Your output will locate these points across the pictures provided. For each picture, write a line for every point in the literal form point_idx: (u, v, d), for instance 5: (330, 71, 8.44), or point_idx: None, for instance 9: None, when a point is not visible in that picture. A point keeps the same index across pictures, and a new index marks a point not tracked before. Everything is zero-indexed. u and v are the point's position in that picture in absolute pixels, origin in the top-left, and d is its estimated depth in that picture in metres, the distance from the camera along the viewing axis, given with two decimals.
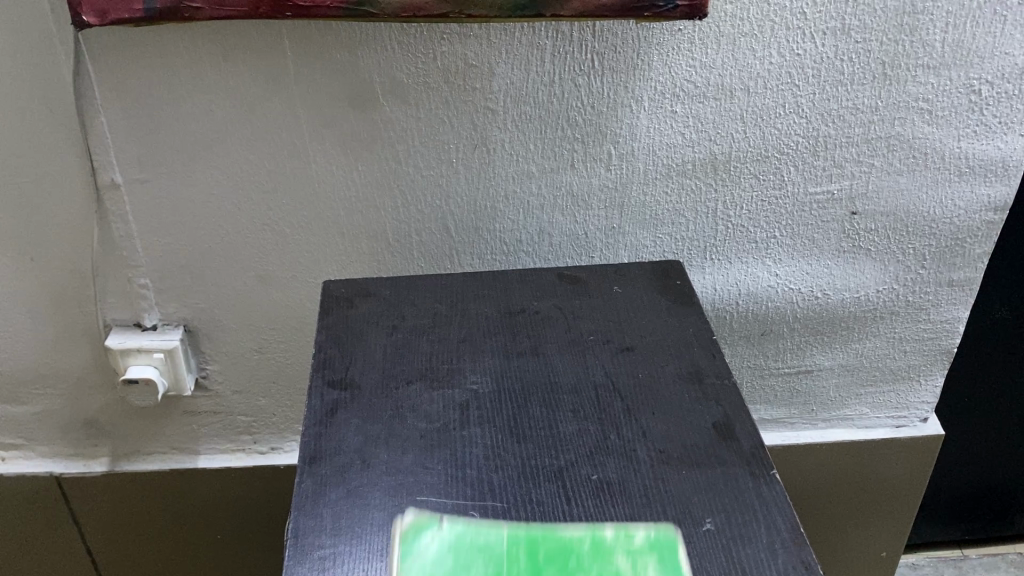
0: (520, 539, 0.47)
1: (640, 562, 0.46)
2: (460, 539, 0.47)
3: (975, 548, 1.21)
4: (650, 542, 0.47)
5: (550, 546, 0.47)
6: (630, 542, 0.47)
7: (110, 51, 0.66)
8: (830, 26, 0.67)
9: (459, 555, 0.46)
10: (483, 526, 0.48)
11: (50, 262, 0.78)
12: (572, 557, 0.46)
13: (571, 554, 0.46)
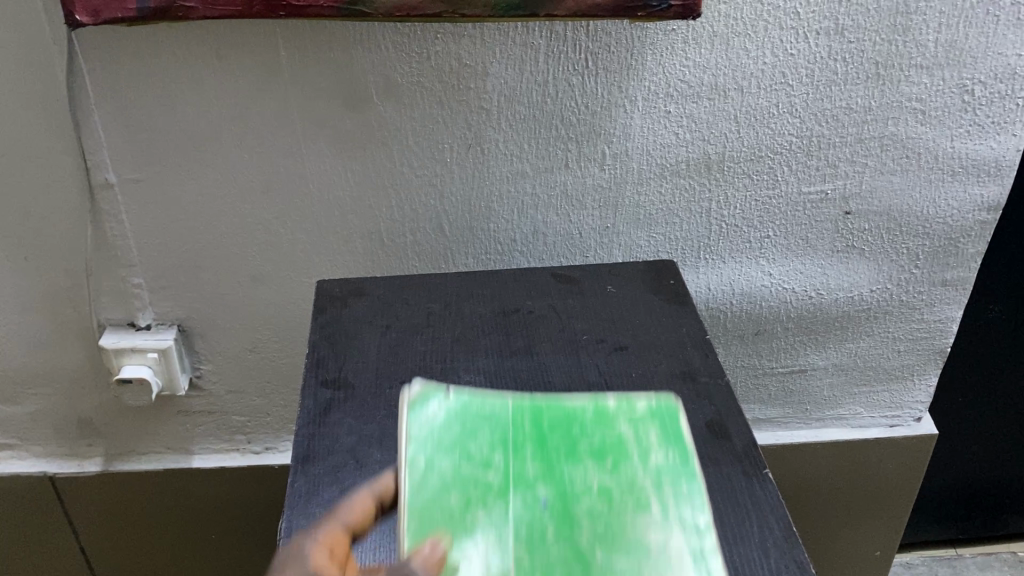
0: (521, 405, 0.49)
1: (644, 435, 0.47)
2: (462, 406, 0.48)
3: (969, 548, 1.22)
4: (654, 413, 0.48)
5: (552, 414, 0.48)
6: (633, 414, 0.48)
7: (104, 49, 0.66)
8: (823, 26, 0.68)
9: (461, 425, 0.47)
10: (483, 396, 0.49)
11: (43, 262, 0.78)
12: (573, 424, 0.48)
13: (572, 420, 0.48)
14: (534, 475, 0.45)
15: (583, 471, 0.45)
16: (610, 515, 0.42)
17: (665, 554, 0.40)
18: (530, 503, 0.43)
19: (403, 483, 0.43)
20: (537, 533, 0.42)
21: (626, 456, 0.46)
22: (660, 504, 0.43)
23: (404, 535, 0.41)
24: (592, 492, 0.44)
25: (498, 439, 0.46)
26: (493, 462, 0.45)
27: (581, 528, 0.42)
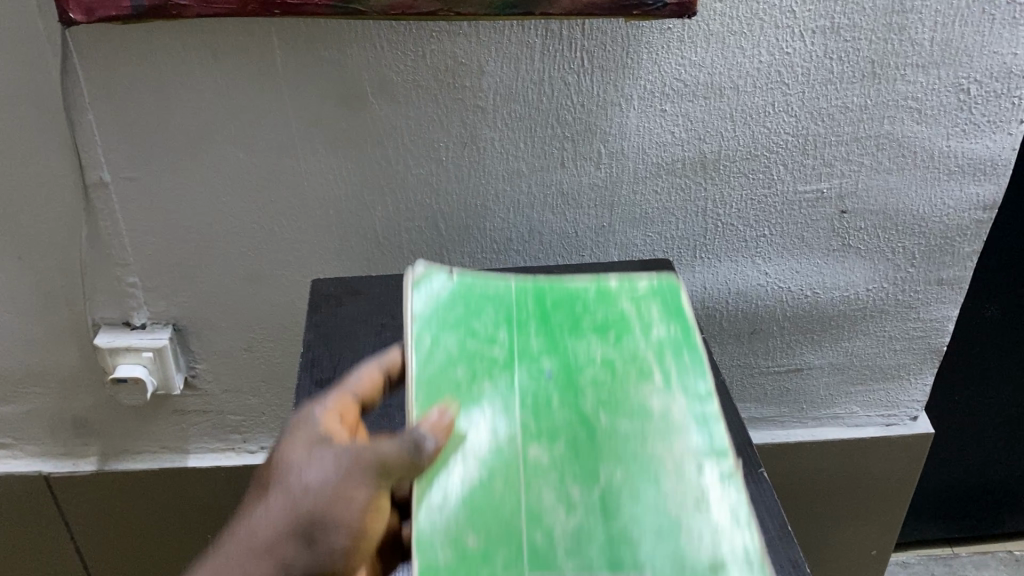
0: (525, 287, 0.59)
1: (644, 310, 0.57)
2: (472, 287, 0.58)
3: (964, 546, 1.23)
4: (654, 293, 0.58)
5: (555, 295, 0.58)
6: (634, 292, 0.59)
7: (98, 48, 0.65)
8: (819, 25, 0.67)
9: (467, 305, 0.56)
10: (485, 279, 0.58)
11: (37, 261, 0.78)
12: (575, 305, 0.58)
13: (574, 300, 0.58)
14: (538, 350, 0.54)
15: (586, 345, 0.55)
16: (613, 382, 0.53)
17: (660, 411, 0.51)
18: (537, 371, 0.53)
19: (413, 353, 0.52)
20: (545, 396, 0.52)
21: (626, 329, 0.56)
22: (656, 370, 0.53)
23: (414, 397, 0.50)
24: (594, 362, 0.54)
25: (504, 317, 0.56)
26: (498, 338, 0.55)
27: (586, 394, 0.52)
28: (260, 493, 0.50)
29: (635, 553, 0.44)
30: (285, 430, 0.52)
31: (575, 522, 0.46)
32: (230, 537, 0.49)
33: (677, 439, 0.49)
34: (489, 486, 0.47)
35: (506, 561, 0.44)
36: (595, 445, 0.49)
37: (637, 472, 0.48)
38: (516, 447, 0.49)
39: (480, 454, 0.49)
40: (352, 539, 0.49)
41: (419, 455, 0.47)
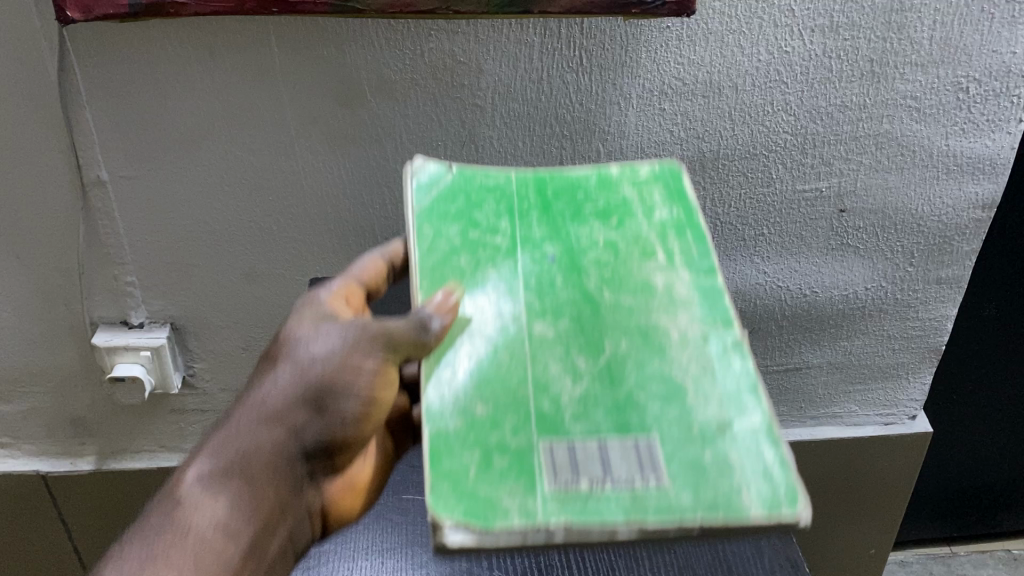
0: (526, 178, 0.58)
1: (645, 194, 0.57)
2: (472, 180, 0.57)
3: (964, 545, 1.23)
4: (655, 177, 0.58)
5: (556, 185, 0.58)
6: (636, 178, 0.58)
7: (95, 46, 0.65)
8: (818, 23, 0.67)
9: (467, 198, 0.56)
10: (485, 174, 0.58)
11: (35, 260, 0.77)
12: (577, 194, 0.57)
13: (576, 190, 0.58)
14: (540, 236, 0.54)
15: (588, 230, 0.55)
16: (616, 263, 0.52)
17: (664, 286, 0.50)
18: (541, 256, 0.53)
19: (416, 245, 0.53)
20: (548, 277, 0.51)
21: (628, 214, 0.56)
22: (660, 249, 0.53)
23: (420, 281, 0.51)
24: (596, 244, 0.54)
25: (504, 208, 0.56)
26: (500, 228, 0.54)
27: (590, 274, 0.52)
28: (271, 365, 0.52)
29: (644, 416, 0.44)
30: (293, 312, 0.55)
31: (582, 387, 0.45)
32: (243, 406, 0.52)
33: (681, 311, 0.49)
34: (495, 361, 0.47)
35: (514, 425, 0.43)
36: (600, 320, 0.49)
37: (643, 342, 0.47)
38: (521, 324, 0.49)
39: (486, 333, 0.48)
40: (362, 407, 0.51)
41: (425, 334, 0.47)
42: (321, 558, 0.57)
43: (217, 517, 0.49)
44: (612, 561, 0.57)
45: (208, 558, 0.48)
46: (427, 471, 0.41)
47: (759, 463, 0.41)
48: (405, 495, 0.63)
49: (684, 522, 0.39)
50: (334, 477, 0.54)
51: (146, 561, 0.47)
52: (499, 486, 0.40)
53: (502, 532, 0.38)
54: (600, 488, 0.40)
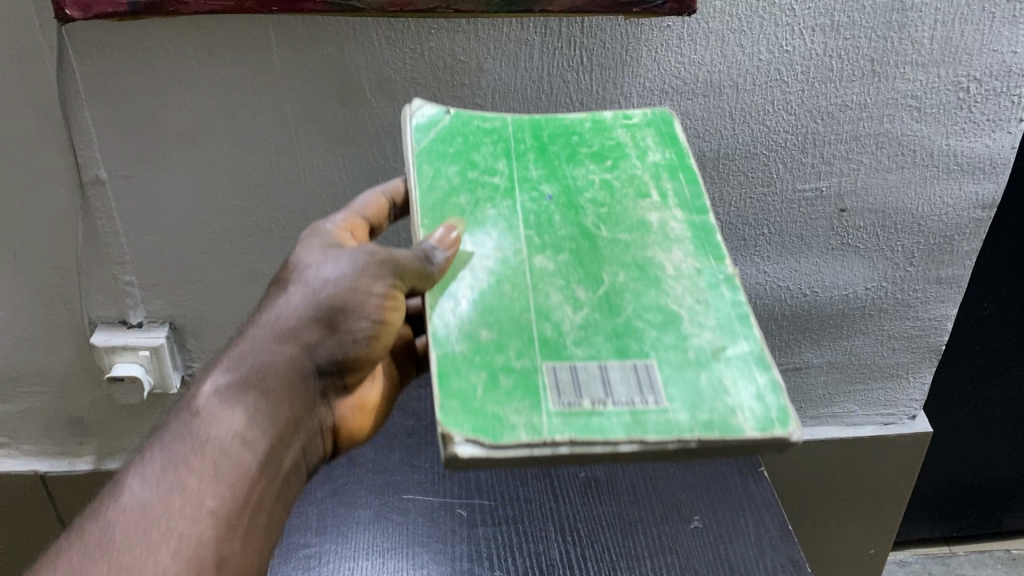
0: (521, 122, 0.61)
1: (640, 136, 0.61)
2: (468, 122, 0.60)
3: (964, 545, 1.23)
4: (649, 121, 0.62)
5: (551, 128, 0.61)
6: (630, 122, 0.62)
7: (93, 44, 0.65)
8: (819, 22, 0.67)
9: (466, 139, 0.59)
10: (483, 115, 0.61)
11: (33, 260, 0.77)
12: (572, 136, 0.61)
13: (570, 133, 0.61)
14: (538, 177, 0.58)
15: (584, 171, 0.58)
16: (612, 202, 0.56)
17: (658, 224, 0.55)
18: (539, 195, 0.56)
19: (417, 183, 0.55)
20: (547, 216, 0.55)
21: (623, 156, 0.60)
22: (653, 190, 0.57)
23: (421, 219, 0.54)
24: (592, 184, 0.58)
25: (502, 149, 0.59)
26: (498, 168, 0.58)
27: (587, 213, 0.56)
28: (282, 287, 0.56)
29: (642, 342, 0.48)
30: (301, 242, 0.58)
31: (582, 315, 0.49)
32: (256, 326, 0.55)
33: (674, 247, 0.53)
34: (498, 291, 0.50)
35: (519, 349, 0.47)
36: (598, 256, 0.53)
37: (640, 275, 0.52)
38: (522, 258, 0.52)
39: (488, 265, 0.52)
40: (371, 329, 0.55)
41: (429, 265, 0.51)
42: (322, 558, 0.56)
43: (234, 429, 0.53)
44: (614, 562, 0.57)
45: (227, 466, 0.52)
46: (439, 389, 0.45)
47: (748, 384, 0.47)
48: (406, 494, 0.62)
49: (683, 437, 0.44)
50: (346, 395, 0.59)
51: (168, 469, 0.51)
52: (506, 404, 0.44)
53: (509, 445, 0.42)
54: (602, 406, 0.44)
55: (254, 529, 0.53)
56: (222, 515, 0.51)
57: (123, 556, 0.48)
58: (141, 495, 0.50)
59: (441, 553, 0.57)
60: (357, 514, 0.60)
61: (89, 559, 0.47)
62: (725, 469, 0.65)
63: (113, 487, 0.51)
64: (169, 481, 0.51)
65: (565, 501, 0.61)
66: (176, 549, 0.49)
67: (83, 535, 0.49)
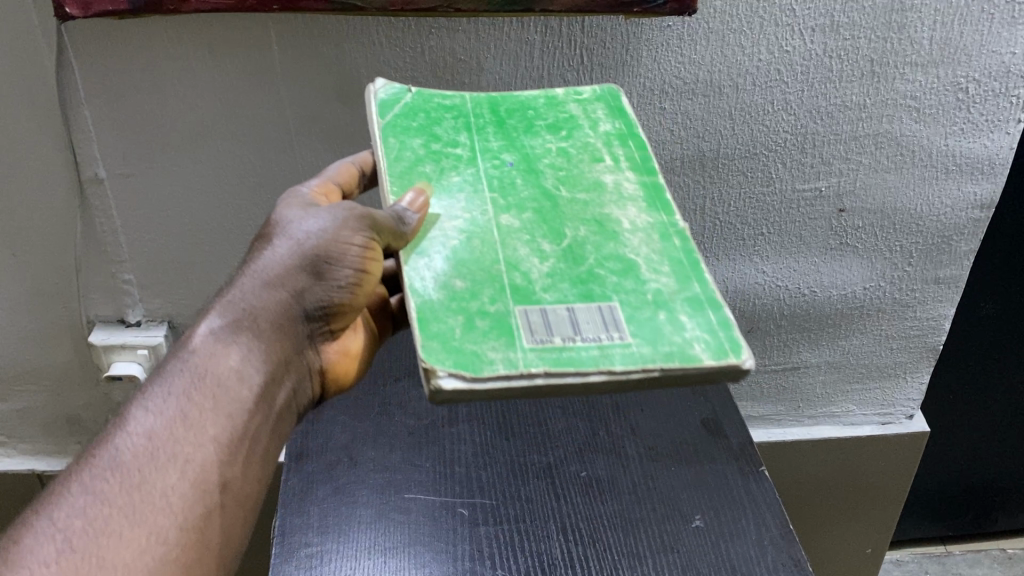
0: (480, 98, 0.61)
1: (591, 110, 0.61)
2: (430, 99, 0.60)
3: (960, 544, 1.24)
4: (599, 96, 0.62)
5: (508, 104, 0.61)
6: (581, 97, 0.62)
7: (92, 42, 0.64)
8: (819, 23, 0.67)
9: (427, 115, 0.59)
10: (441, 95, 0.61)
11: (31, 258, 0.77)
12: (528, 111, 0.60)
13: (526, 107, 0.60)
14: (498, 147, 0.57)
15: (541, 140, 0.58)
16: (570, 166, 0.56)
17: (613, 184, 0.55)
18: (500, 162, 0.56)
19: (384, 154, 0.55)
20: (509, 179, 0.55)
21: (577, 126, 0.60)
22: (606, 155, 0.57)
23: (391, 186, 0.53)
24: (550, 151, 0.57)
25: (463, 123, 0.59)
26: (460, 141, 0.57)
27: (546, 175, 0.56)
28: (264, 242, 0.53)
29: (604, 287, 0.48)
30: (280, 203, 0.56)
31: (549, 265, 0.49)
32: (246, 274, 0.52)
33: (629, 205, 0.54)
34: (466, 245, 0.50)
35: (491, 295, 0.47)
36: (560, 212, 0.53)
37: (599, 229, 0.52)
38: (488, 217, 0.52)
39: (457, 223, 0.52)
40: (354, 282, 0.53)
41: (403, 226, 0.50)
42: (323, 557, 0.56)
43: (233, 366, 0.50)
44: (616, 561, 0.57)
45: (229, 397, 0.49)
46: (417, 333, 0.44)
47: (703, 320, 0.47)
48: (407, 493, 0.61)
49: (646, 367, 0.44)
50: (332, 340, 0.57)
51: (171, 400, 0.48)
52: (483, 342, 0.44)
53: (490, 378, 0.43)
54: (571, 342, 0.44)
55: (253, 460, 0.50)
56: (227, 442, 0.48)
57: (133, 478, 0.45)
58: (146, 424, 0.47)
59: (444, 553, 0.57)
60: (358, 513, 0.60)
61: (100, 479, 0.44)
62: (726, 469, 0.65)
63: (116, 420, 0.48)
64: (173, 412, 0.48)
65: (566, 500, 0.61)
66: (182, 472, 0.46)
67: (90, 461, 0.45)
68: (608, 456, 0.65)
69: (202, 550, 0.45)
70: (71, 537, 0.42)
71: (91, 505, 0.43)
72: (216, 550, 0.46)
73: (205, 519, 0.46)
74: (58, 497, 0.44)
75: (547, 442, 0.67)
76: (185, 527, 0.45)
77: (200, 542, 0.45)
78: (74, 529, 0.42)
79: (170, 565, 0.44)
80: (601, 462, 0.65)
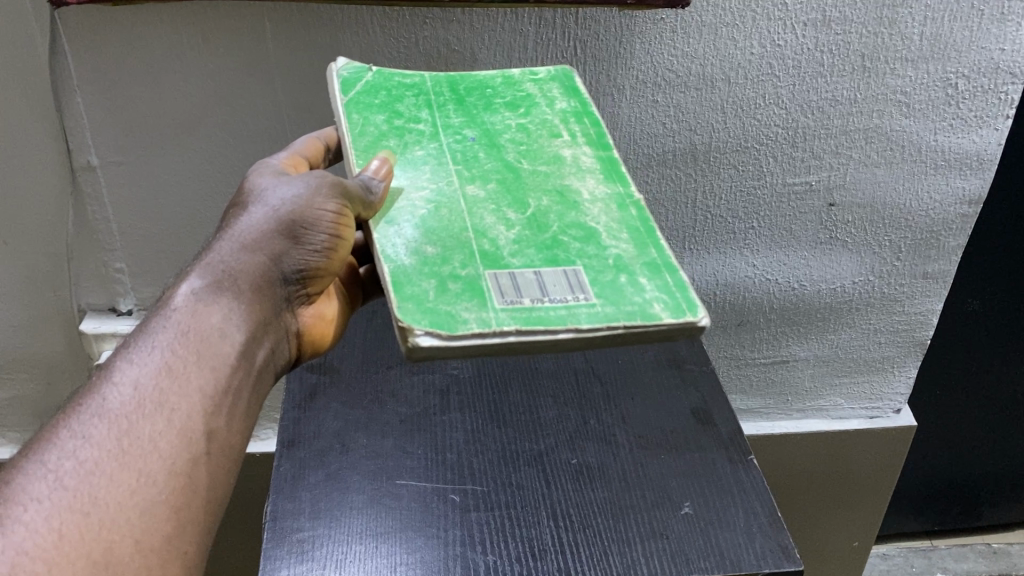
0: (440, 78, 0.62)
1: (547, 88, 0.62)
2: (390, 78, 0.60)
3: (944, 539, 1.25)
4: (553, 76, 0.63)
5: (467, 83, 0.62)
6: (537, 77, 0.63)
7: (85, 28, 0.64)
8: (811, 17, 0.68)
9: (389, 93, 0.59)
10: (403, 75, 0.61)
11: (22, 245, 0.77)
12: (487, 89, 0.61)
13: (484, 86, 0.61)
14: (459, 122, 0.58)
15: (501, 117, 0.59)
16: (529, 141, 0.57)
17: (571, 157, 0.56)
18: (462, 138, 0.57)
19: (348, 129, 0.56)
20: (472, 152, 0.55)
21: (534, 104, 0.60)
22: (564, 131, 0.58)
23: (356, 158, 0.53)
24: (510, 127, 0.58)
25: (424, 101, 0.59)
26: (424, 116, 0.58)
27: (506, 149, 0.56)
28: (239, 209, 0.54)
29: (569, 252, 0.48)
30: (252, 173, 0.56)
31: (515, 232, 0.50)
32: (224, 236, 0.52)
33: (588, 177, 0.54)
34: (434, 213, 0.51)
35: (462, 260, 0.47)
36: (522, 184, 0.53)
37: (561, 199, 0.52)
38: (454, 187, 0.53)
39: (424, 195, 0.52)
40: (329, 249, 0.53)
41: (372, 195, 0.50)
42: (315, 541, 0.57)
43: (216, 321, 0.49)
44: (606, 546, 0.57)
45: (212, 351, 0.48)
46: (391, 295, 0.45)
47: (660, 282, 0.47)
48: (399, 480, 0.62)
49: (611, 324, 0.44)
50: (308, 303, 0.57)
51: (156, 352, 0.47)
52: (456, 303, 0.44)
53: (464, 336, 0.43)
54: (540, 304, 0.44)
55: (238, 412, 0.49)
56: (211, 393, 0.47)
57: (121, 424, 0.44)
58: (132, 374, 0.46)
59: (437, 538, 0.58)
60: (350, 499, 0.60)
61: (89, 425, 0.44)
62: (715, 458, 0.65)
63: (101, 372, 0.47)
64: (160, 363, 0.47)
65: (557, 486, 0.62)
66: (168, 421, 0.45)
67: (77, 408, 0.44)
68: (598, 444, 0.66)
69: (191, 494, 0.44)
70: (63, 477, 0.41)
71: (83, 448, 0.43)
72: (201, 498, 0.45)
73: (190, 466, 0.45)
74: (47, 442, 0.43)
75: (537, 430, 0.67)
76: (171, 472, 0.44)
77: (187, 487, 0.44)
78: (64, 470, 0.42)
79: (160, 507, 0.43)
80: (592, 449, 0.65)
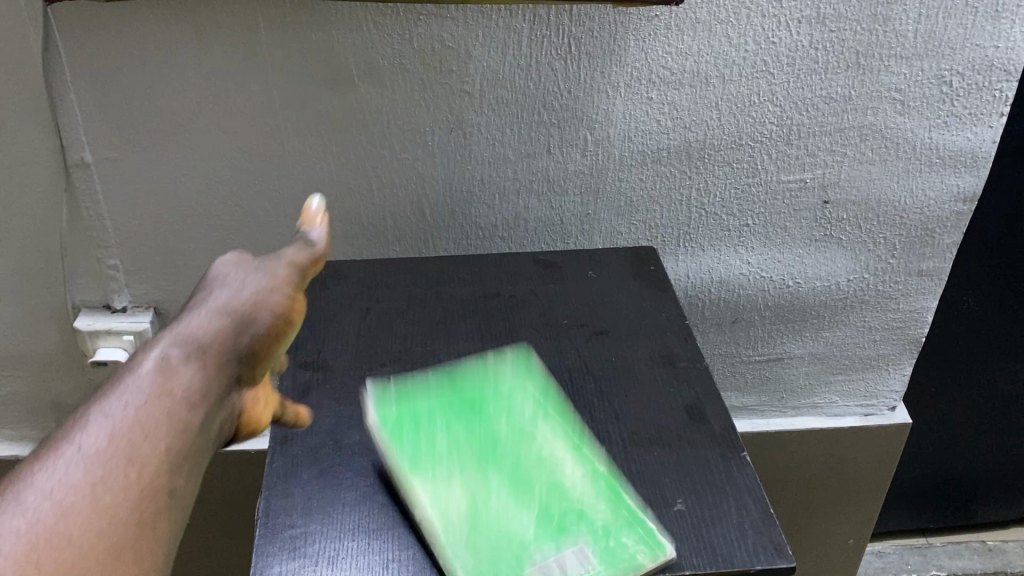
0: (441, 388, 0.64)
1: (521, 384, 0.64)
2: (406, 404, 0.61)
3: (938, 536, 1.26)
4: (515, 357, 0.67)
5: (463, 391, 0.63)
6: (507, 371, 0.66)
7: (78, 25, 0.64)
8: (805, 15, 0.68)
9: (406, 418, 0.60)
10: (414, 394, 0.63)
11: (15, 242, 0.77)
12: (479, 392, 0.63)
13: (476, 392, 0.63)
14: (465, 432, 0.60)
15: (496, 419, 0.61)
16: (523, 437, 0.60)
17: (556, 444, 0.59)
18: (471, 446, 0.59)
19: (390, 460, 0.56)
20: (485, 461, 0.57)
21: (513, 399, 0.63)
22: (543, 424, 0.61)
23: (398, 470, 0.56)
24: (505, 426, 0.60)
25: (436, 421, 0.60)
26: (440, 434, 0.59)
27: (506, 447, 0.59)
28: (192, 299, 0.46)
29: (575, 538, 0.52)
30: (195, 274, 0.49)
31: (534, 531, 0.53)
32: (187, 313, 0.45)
33: (569, 459, 0.58)
34: (463, 512, 0.53)
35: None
36: (527, 481, 0.56)
37: (557, 488, 0.56)
38: (478, 497, 0.55)
39: (457, 508, 0.54)
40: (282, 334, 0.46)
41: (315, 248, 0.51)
42: (307, 538, 0.54)
43: (188, 374, 0.41)
44: None
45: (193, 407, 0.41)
46: None
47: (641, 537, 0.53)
48: None
49: None
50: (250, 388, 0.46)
51: (135, 398, 0.40)
52: None
53: None
54: None
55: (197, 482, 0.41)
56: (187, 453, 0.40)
57: (97, 463, 0.36)
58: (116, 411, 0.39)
59: None
60: (343, 495, 0.57)
61: (69, 459, 0.36)
62: None
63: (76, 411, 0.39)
64: (131, 403, 0.39)
65: None
66: (144, 471, 0.37)
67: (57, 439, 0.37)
68: None
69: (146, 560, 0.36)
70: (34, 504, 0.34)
71: (48, 488, 0.35)
72: (166, 561, 0.37)
73: (160, 520, 0.37)
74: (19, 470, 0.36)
75: None
76: (150, 518, 0.37)
77: (161, 540, 0.37)
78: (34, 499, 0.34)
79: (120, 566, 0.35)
80: None
